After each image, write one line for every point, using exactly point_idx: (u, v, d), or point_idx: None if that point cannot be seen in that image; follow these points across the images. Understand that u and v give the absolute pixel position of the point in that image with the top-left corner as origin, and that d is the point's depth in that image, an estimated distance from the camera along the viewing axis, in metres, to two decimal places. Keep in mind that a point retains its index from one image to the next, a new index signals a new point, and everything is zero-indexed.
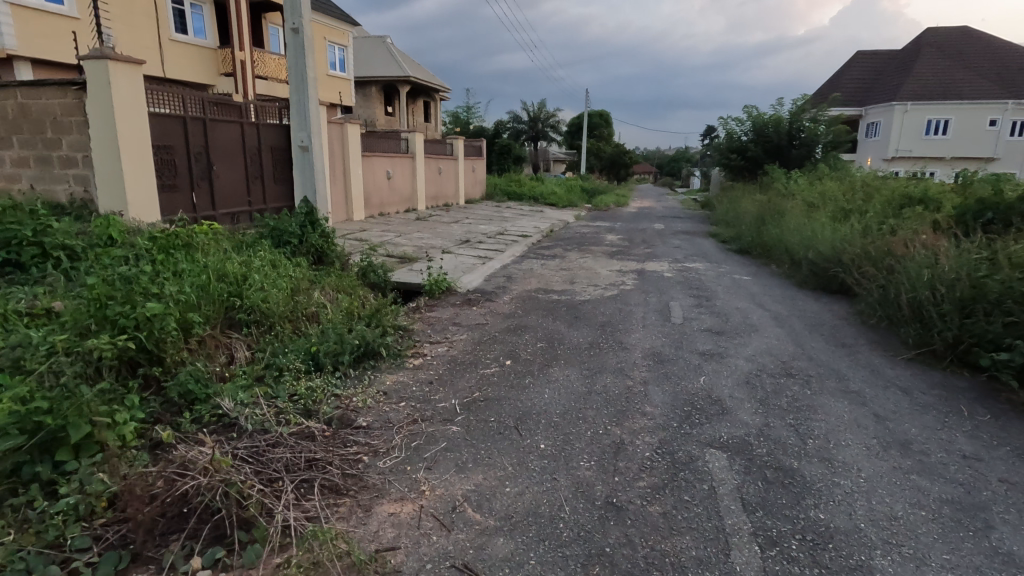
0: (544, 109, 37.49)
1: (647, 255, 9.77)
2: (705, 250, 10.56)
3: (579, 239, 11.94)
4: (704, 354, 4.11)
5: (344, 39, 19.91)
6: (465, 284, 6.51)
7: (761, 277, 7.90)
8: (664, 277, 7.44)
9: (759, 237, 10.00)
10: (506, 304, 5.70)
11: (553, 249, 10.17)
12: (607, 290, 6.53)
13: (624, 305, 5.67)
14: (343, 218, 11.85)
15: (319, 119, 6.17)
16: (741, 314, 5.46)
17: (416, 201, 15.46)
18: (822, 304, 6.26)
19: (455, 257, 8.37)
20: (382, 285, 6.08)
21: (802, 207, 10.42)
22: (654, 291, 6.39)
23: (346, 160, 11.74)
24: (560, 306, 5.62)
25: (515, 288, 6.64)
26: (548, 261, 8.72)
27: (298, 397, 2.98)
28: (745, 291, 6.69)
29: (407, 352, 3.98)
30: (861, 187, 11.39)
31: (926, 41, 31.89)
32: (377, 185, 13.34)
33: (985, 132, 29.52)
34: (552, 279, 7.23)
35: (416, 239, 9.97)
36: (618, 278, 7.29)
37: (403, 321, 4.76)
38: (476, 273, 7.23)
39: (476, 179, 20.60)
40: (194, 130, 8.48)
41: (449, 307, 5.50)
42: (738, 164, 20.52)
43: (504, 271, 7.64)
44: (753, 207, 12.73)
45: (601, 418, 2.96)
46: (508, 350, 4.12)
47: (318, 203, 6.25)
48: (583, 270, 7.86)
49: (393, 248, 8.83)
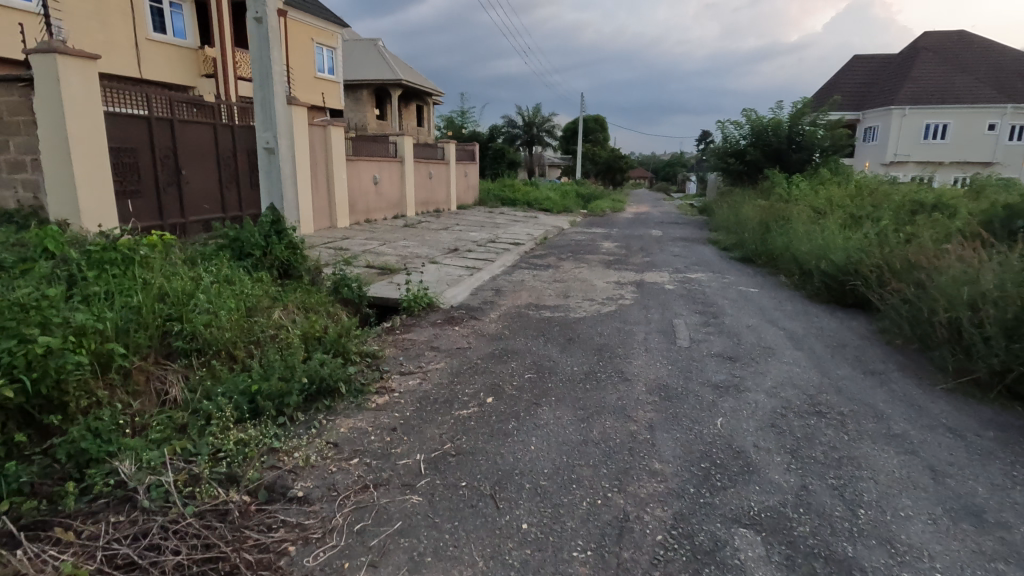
0: (538, 113, 37.05)
1: (646, 264, 9.24)
2: (706, 258, 10.04)
3: (574, 246, 11.40)
4: (718, 387, 3.56)
5: (332, 40, 19.40)
6: (448, 299, 5.93)
7: (769, 289, 7.37)
8: (665, 289, 6.90)
9: (764, 245, 9.48)
10: (492, 322, 5.14)
11: (547, 258, 9.63)
12: (604, 305, 5.98)
13: (624, 324, 5.11)
14: (326, 225, 11.25)
15: (286, 118, 5.58)
16: (754, 335, 4.91)
17: (405, 207, 14.88)
18: (840, 321, 5.72)
19: (441, 268, 7.81)
20: (356, 301, 5.53)
21: (808, 214, 9.91)
22: (656, 307, 5.84)
23: (329, 165, 11.18)
24: (553, 326, 5.06)
25: (505, 303, 6.08)
26: (541, 271, 8.16)
27: (223, 457, 2.41)
28: (755, 306, 6.15)
29: (371, 388, 3.39)
30: (869, 191, 10.89)
31: (924, 45, 31.62)
32: (363, 191, 12.77)
33: (984, 136, 29.21)
34: (545, 292, 6.68)
35: (401, 248, 9.40)
36: (616, 291, 6.75)
37: (373, 346, 4.18)
38: (462, 286, 6.68)
39: (469, 184, 20.05)
40: (160, 131, 7.88)
41: (429, 327, 4.92)
42: (737, 169, 20.05)
43: (494, 284, 7.08)
44: (756, 213, 12.22)
45: (600, 481, 2.39)
46: (491, 382, 3.55)
47: (286, 210, 5.64)
48: (579, 282, 7.32)
49: (376, 258, 8.25)
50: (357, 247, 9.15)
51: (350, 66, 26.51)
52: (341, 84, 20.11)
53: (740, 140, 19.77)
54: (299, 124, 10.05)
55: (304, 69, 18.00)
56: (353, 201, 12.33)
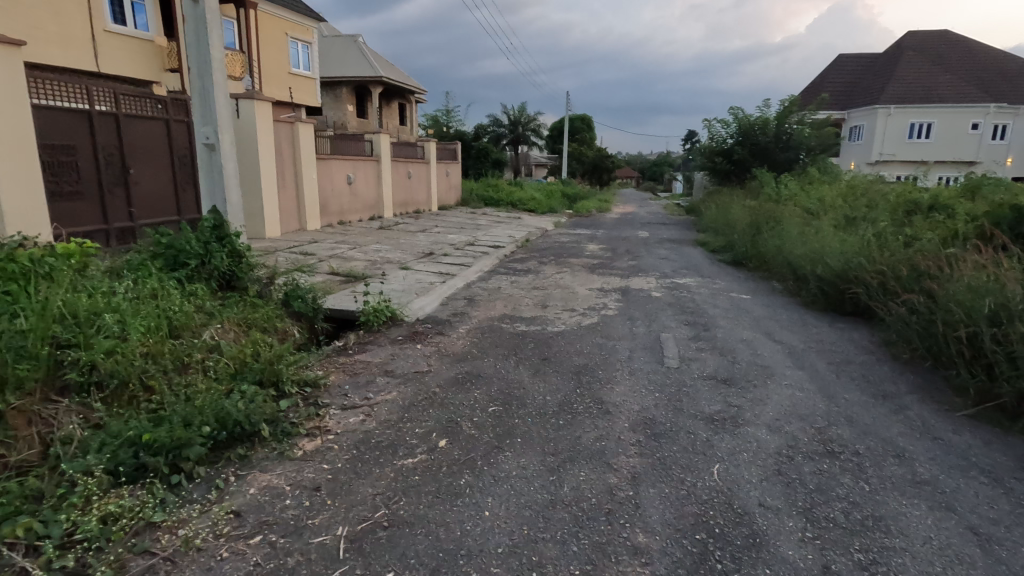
0: (523, 112, 36.56)
1: (632, 268, 8.76)
2: (695, 261, 9.58)
3: (556, 249, 10.89)
4: (713, 420, 3.05)
5: (308, 35, 18.74)
6: (414, 311, 5.38)
7: (762, 296, 6.92)
8: (652, 297, 6.41)
9: (756, 248, 9.04)
10: (460, 339, 4.59)
11: (527, 262, 9.11)
12: (586, 316, 5.47)
13: (607, 339, 4.60)
14: (294, 227, 10.62)
15: (228, 111, 4.98)
16: (750, 352, 4.42)
17: (382, 208, 14.26)
18: (840, 333, 5.26)
19: (412, 274, 7.26)
20: (310, 316, 5.00)
21: (800, 214, 9.49)
22: (641, 318, 5.33)
23: (297, 164, 10.56)
24: (527, 342, 4.54)
25: (478, 314, 5.55)
26: (520, 277, 7.64)
27: (78, 542, 1.86)
28: (748, 316, 5.68)
29: (303, 429, 2.83)
30: (860, 191, 10.53)
31: (908, 44, 31.61)
32: (336, 192, 12.15)
33: (967, 135, 29.26)
34: (522, 301, 6.17)
35: (372, 252, 8.82)
36: (600, 299, 6.25)
37: (316, 372, 3.63)
38: (431, 295, 6.13)
39: (450, 184, 19.48)
40: (103, 127, 7.23)
41: (388, 346, 4.36)
42: (724, 168, 19.71)
43: (468, 292, 6.54)
44: (745, 213, 11.80)
45: (568, 564, 1.86)
46: (447, 418, 3.00)
47: (231, 213, 5.05)
48: (560, 289, 6.80)
49: (342, 265, 7.66)
50: (324, 252, 8.56)
51: (329, 63, 25.78)
52: (317, 80, 19.44)
53: (727, 139, 19.41)
54: (262, 120, 9.43)
55: (277, 64, 17.32)
56: (325, 202, 11.71)
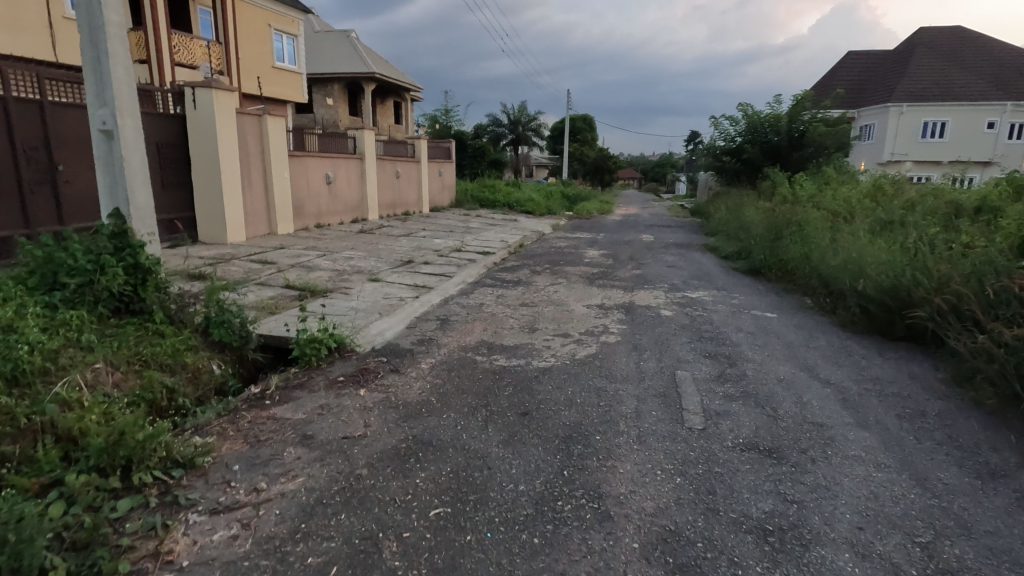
0: (523, 110, 35.58)
1: (636, 278, 7.74)
2: (706, 270, 8.59)
3: (552, 255, 9.90)
4: (768, 536, 2.02)
5: (294, 27, 17.74)
6: (370, 339, 4.38)
7: (790, 314, 5.89)
8: (662, 317, 5.39)
9: (778, 255, 8.00)
10: (418, 381, 3.58)
11: (518, 271, 8.12)
12: (582, 344, 4.45)
13: (607, 381, 3.58)
14: (262, 231, 9.63)
15: (130, 89, 4.00)
16: (795, 400, 3.39)
17: (365, 210, 13.25)
18: (898, 368, 4.23)
19: (382, 288, 6.25)
20: (236, 346, 4.03)
21: (826, 216, 8.46)
22: (650, 348, 4.30)
23: (266, 161, 9.55)
24: (505, 384, 3.53)
25: (450, 342, 4.54)
26: (507, 290, 6.64)
27: None
28: (781, 344, 4.64)
29: (130, 561, 1.81)
30: (888, 191, 9.53)
31: (920, 40, 30.54)
32: (313, 192, 11.14)
33: (982, 134, 28.19)
34: (507, 322, 5.17)
35: (343, 259, 7.83)
36: (600, 320, 5.23)
37: (200, 441, 2.60)
38: (398, 315, 5.13)
39: (443, 184, 18.47)
40: (24, 116, 6.23)
41: (322, 391, 3.35)
42: (732, 168, 18.69)
43: (445, 310, 5.55)
44: (760, 216, 10.76)
45: None
46: (365, 531, 2.00)
47: (137, 217, 4.05)
48: (554, 306, 5.80)
49: (302, 275, 6.67)
50: (288, 259, 7.57)
51: (320, 59, 24.82)
52: (304, 75, 18.45)
53: (736, 137, 18.37)
54: (222, 113, 8.44)
55: (259, 58, 16.33)
56: (300, 203, 10.71)
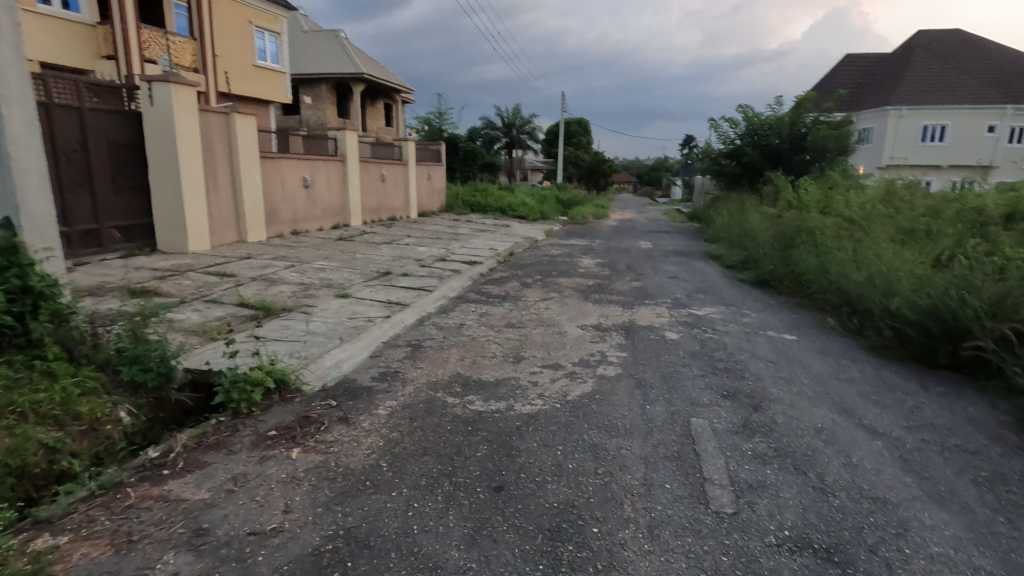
0: (517, 113, 34.96)
1: (636, 292, 7.04)
2: (711, 281, 7.92)
3: (545, 264, 9.22)
4: None
5: (277, 25, 17.00)
6: (321, 375, 3.65)
7: (811, 336, 5.19)
8: (668, 341, 4.69)
9: (791, 266, 7.31)
10: (370, 437, 2.84)
11: (507, 283, 7.42)
12: (576, 378, 3.74)
13: (606, 435, 2.87)
14: (230, 238, 8.88)
15: (21, 74, 3.33)
16: (844, 462, 2.69)
17: (348, 215, 12.52)
18: (953, 409, 3.54)
19: (349, 306, 5.52)
20: (154, 386, 3.29)
21: (841, 223, 7.79)
22: (657, 385, 3.59)
23: (234, 162, 8.80)
24: (479, 441, 2.80)
25: (420, 376, 3.80)
26: (492, 307, 5.93)
27: None
28: (810, 378, 3.95)
29: None
30: (904, 196, 8.89)
31: (918, 43, 30.14)
32: (289, 197, 10.39)
33: (983, 138, 27.72)
34: (490, 348, 4.45)
35: (313, 271, 7.10)
36: (597, 346, 4.53)
37: (43, 548, 1.88)
38: (362, 341, 4.41)
39: (432, 188, 17.75)
40: None
41: (243, 454, 2.61)
42: (732, 172, 18.08)
43: (418, 334, 4.82)
44: (766, 223, 10.09)
45: None
46: None
47: (32, 228, 3.38)
48: (545, 328, 5.09)
49: (260, 290, 5.93)
50: (251, 271, 6.83)
51: (307, 59, 24.12)
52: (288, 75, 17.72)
53: (735, 140, 17.77)
54: (183, 109, 7.70)
55: (239, 56, 15.59)
56: (274, 209, 9.97)
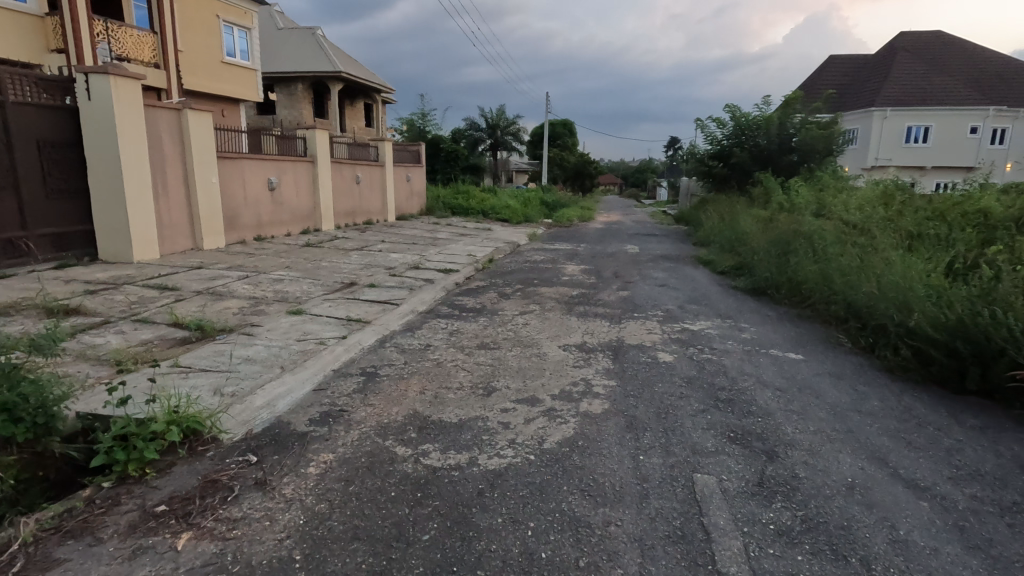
0: (502, 114, 34.39)
1: (624, 303, 6.47)
2: (703, 289, 7.40)
3: (526, 271, 8.64)
4: None
5: (246, 20, 16.24)
6: (248, 420, 3.00)
7: (820, 355, 4.66)
8: (662, 365, 4.13)
9: (789, 274, 6.81)
10: (288, 512, 2.21)
11: (484, 294, 6.81)
12: (556, 418, 3.14)
13: (591, 505, 2.26)
14: (184, 245, 8.15)
15: None
16: (889, 538, 2.13)
17: (319, 219, 11.82)
18: (997, 450, 3.00)
19: (300, 324, 4.86)
20: (29, 439, 2.57)
21: (841, 228, 7.29)
22: (652, 426, 3.01)
23: (186, 162, 8.09)
24: (428, 515, 2.19)
25: (370, 416, 3.17)
26: (465, 324, 5.32)
27: None
28: (826, 411, 3.40)
29: None
30: (902, 199, 8.44)
31: (901, 44, 30.12)
32: (251, 200, 9.68)
33: (966, 139, 27.74)
34: (459, 376, 3.83)
35: (268, 283, 6.43)
36: (581, 372, 3.94)
37: None
38: (307, 371, 3.77)
39: (411, 190, 17.08)
40: None
41: (110, 546, 1.97)
42: (720, 173, 17.69)
43: (376, 359, 4.18)
44: (759, 226, 9.58)
45: None
46: None
47: None
48: (522, 349, 4.49)
49: (203, 307, 5.25)
50: (197, 283, 6.15)
51: (283, 57, 23.30)
52: (259, 72, 16.94)
53: (723, 141, 17.38)
54: (124, 104, 6.98)
55: (206, 52, 14.82)
56: (235, 213, 9.26)
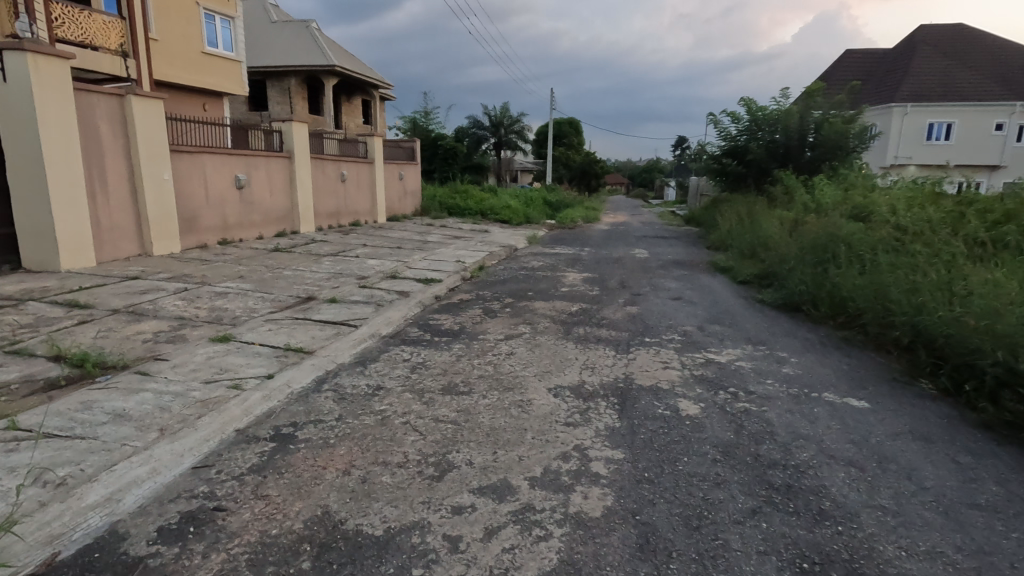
0: (505, 111, 33.33)
1: (632, 323, 5.38)
2: (725, 304, 6.31)
3: (520, 280, 7.57)
4: None
5: (229, 8, 15.23)
6: (57, 537, 1.97)
7: (891, 402, 3.55)
8: (686, 423, 3.04)
9: (830, 286, 5.70)
10: None
11: (466, 311, 5.74)
12: (531, 530, 2.07)
13: None
14: (129, 252, 7.17)
15: None
16: None
17: (296, 220, 10.82)
18: None
19: (219, 357, 3.80)
20: None
21: (890, 232, 6.16)
22: (680, 555, 1.94)
23: (132, 157, 7.09)
24: None
25: (253, 523, 2.11)
26: (432, 354, 4.24)
27: None
28: (933, 511, 2.32)
29: None
30: (953, 200, 7.30)
31: (921, 37, 28.78)
32: (214, 200, 8.66)
33: (990, 137, 26.44)
34: (407, 442, 2.77)
35: (207, 298, 5.40)
36: (575, 436, 2.86)
37: None
38: (194, 437, 2.72)
39: (404, 189, 16.03)
40: None
41: None
42: (734, 171, 16.54)
43: (302, 412, 3.12)
44: (785, 231, 8.43)
45: None
46: None
47: None
48: (499, 395, 3.42)
49: (107, 333, 4.22)
50: (119, 299, 5.13)
51: (275, 51, 22.34)
52: (244, 64, 15.96)
53: (737, 137, 16.22)
54: (47, 87, 5.97)
55: (183, 42, 13.84)
56: (194, 215, 8.25)
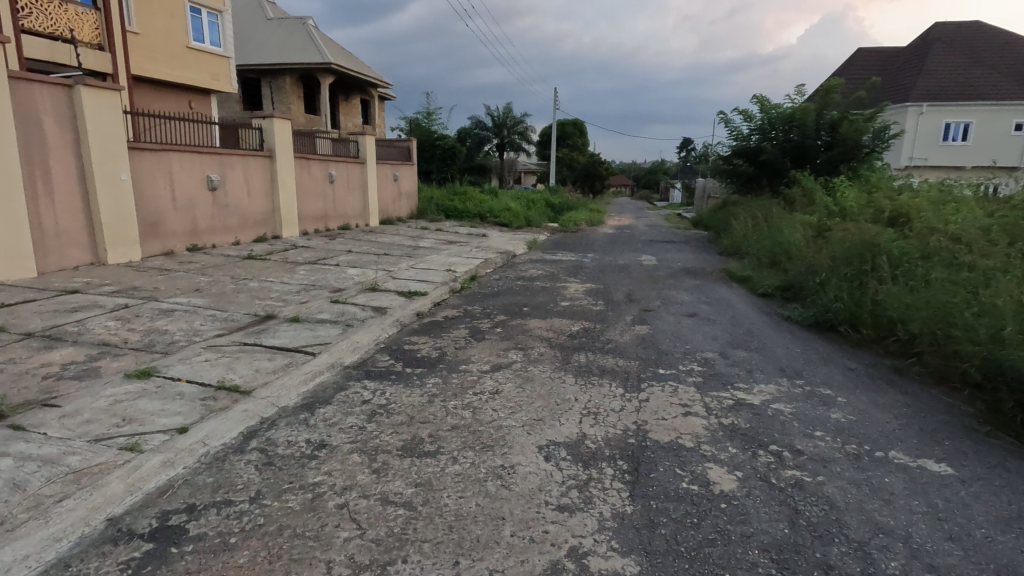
0: (508, 112, 32.60)
1: (642, 348, 4.58)
2: (748, 322, 5.51)
3: (515, 292, 6.79)
4: None
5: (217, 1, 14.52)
6: None
7: (981, 466, 2.75)
8: (722, 508, 2.24)
9: (874, 303, 4.89)
10: None
11: (448, 331, 4.97)
12: None
13: None
14: (79, 260, 6.44)
15: None
16: None
17: (279, 224, 10.09)
18: None
19: (128, 401, 3.04)
20: None
21: (940, 240, 5.33)
22: None
23: (82, 154, 6.36)
24: None
25: None
26: (397, 393, 3.46)
27: None
28: None
29: None
30: (1003, 204, 6.46)
31: (937, 34, 27.86)
32: (183, 202, 7.94)
33: (1008, 137, 25.51)
34: (335, 544, 1.99)
35: (148, 317, 4.64)
36: (570, 532, 2.07)
37: None
38: (36, 538, 1.94)
39: (399, 191, 15.26)
40: None
41: None
42: (746, 172, 15.70)
43: (207, 488, 2.34)
44: (810, 237, 7.60)
45: None
46: None
47: None
48: (474, 459, 2.63)
49: (5, 365, 3.47)
50: (43, 319, 4.39)
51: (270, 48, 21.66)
52: (232, 60, 15.24)
53: (749, 136, 15.38)
54: None
55: (166, 36, 13.13)
56: (158, 218, 7.53)
